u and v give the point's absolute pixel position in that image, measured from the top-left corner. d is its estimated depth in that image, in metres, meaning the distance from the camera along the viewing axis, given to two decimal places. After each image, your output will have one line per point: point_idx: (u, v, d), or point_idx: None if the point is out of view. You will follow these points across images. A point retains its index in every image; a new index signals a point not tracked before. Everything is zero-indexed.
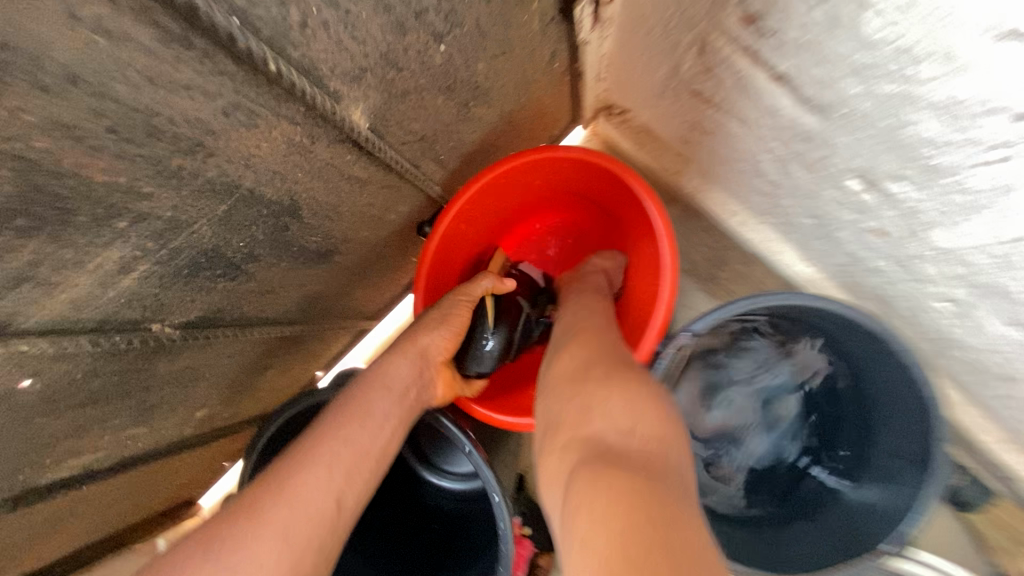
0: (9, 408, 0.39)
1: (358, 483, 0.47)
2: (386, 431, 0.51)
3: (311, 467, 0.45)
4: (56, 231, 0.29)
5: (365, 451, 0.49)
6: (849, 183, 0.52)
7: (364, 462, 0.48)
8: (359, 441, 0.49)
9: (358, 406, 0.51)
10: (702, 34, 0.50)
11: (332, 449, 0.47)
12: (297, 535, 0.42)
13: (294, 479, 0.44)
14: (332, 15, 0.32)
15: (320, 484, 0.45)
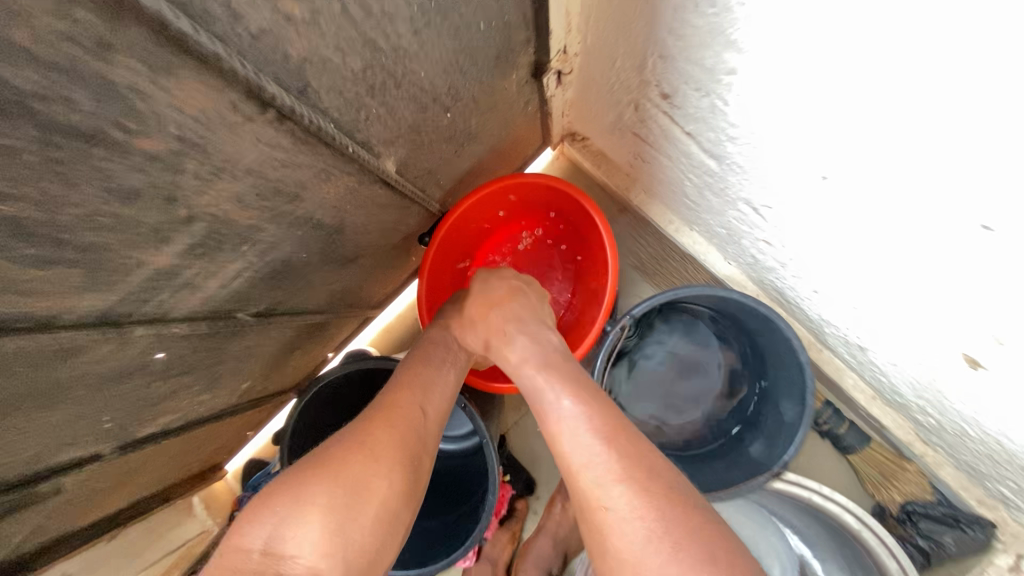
0: (142, 375, 0.55)
1: (437, 406, 0.59)
2: (449, 376, 0.64)
3: (399, 390, 0.58)
4: (210, 254, 0.45)
5: (438, 384, 0.61)
6: (741, 208, 0.71)
7: (440, 392, 0.61)
8: (432, 378, 0.61)
9: (423, 358, 0.64)
10: (636, 99, 0.68)
11: (412, 381, 0.59)
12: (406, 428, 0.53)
13: (392, 398, 0.56)
14: (383, 110, 0.49)
15: (413, 398, 0.57)
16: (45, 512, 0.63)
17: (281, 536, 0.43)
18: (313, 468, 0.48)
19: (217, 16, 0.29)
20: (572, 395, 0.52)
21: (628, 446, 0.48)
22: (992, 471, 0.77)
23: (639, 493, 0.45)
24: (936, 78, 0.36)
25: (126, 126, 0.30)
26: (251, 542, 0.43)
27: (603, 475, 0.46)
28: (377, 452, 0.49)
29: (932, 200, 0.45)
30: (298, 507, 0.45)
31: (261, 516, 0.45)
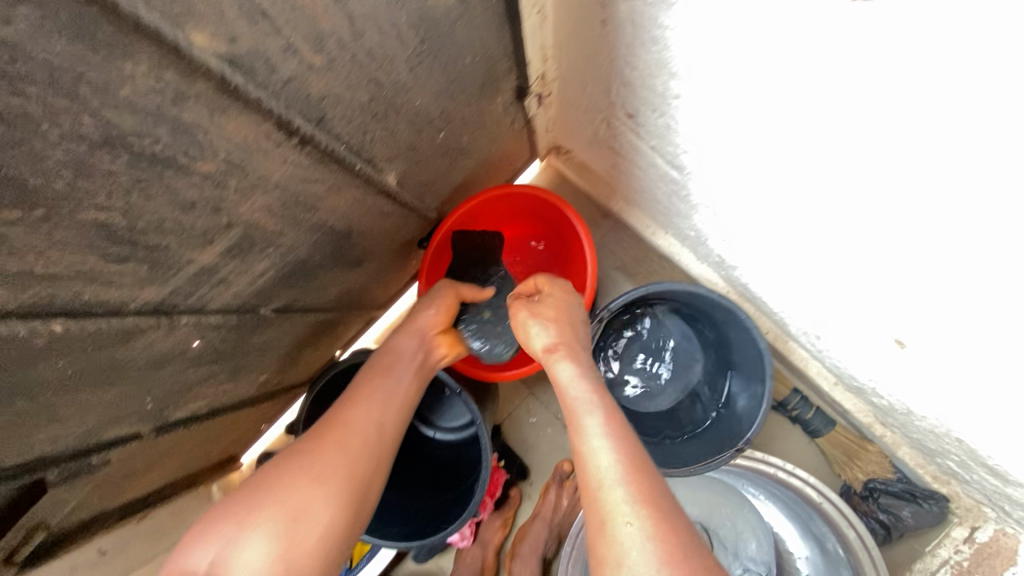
0: (180, 361, 0.64)
1: (391, 420, 0.69)
2: (402, 389, 0.73)
3: (352, 407, 0.67)
4: (243, 255, 0.55)
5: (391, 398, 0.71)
6: (703, 212, 0.80)
7: (394, 408, 0.70)
8: (384, 395, 0.70)
9: (382, 375, 0.73)
10: (608, 117, 0.77)
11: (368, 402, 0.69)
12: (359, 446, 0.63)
13: (344, 417, 0.65)
14: (385, 133, 0.58)
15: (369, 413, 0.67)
16: (93, 485, 0.72)
17: (229, 554, 0.51)
18: (260, 489, 0.56)
19: (260, 70, 0.38)
20: (613, 424, 0.58)
21: (651, 481, 0.53)
22: (938, 447, 0.85)
23: (658, 521, 0.49)
24: (825, 108, 0.46)
25: (191, 153, 0.39)
26: (202, 556, 0.51)
27: (633, 500, 0.51)
28: (320, 471, 0.58)
29: (844, 202, 0.55)
30: (247, 522, 0.53)
31: (213, 534, 0.53)
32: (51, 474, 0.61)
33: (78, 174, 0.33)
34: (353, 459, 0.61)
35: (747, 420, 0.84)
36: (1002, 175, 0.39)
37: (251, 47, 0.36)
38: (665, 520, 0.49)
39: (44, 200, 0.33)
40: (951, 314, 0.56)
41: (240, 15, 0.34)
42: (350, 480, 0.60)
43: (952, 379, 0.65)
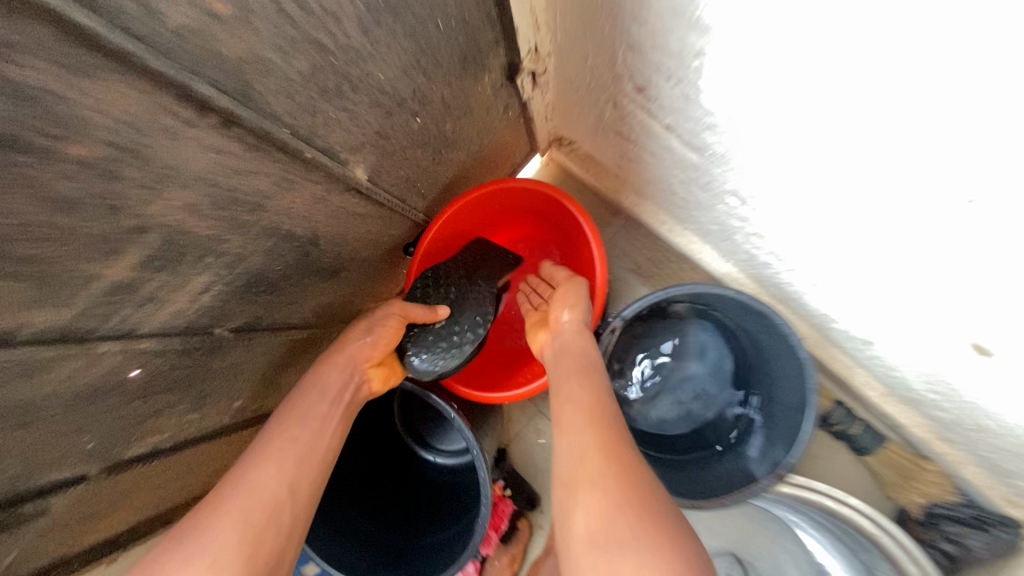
0: (120, 393, 0.55)
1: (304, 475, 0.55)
2: (326, 430, 0.61)
3: (259, 462, 0.54)
4: (172, 267, 0.45)
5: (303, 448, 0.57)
6: (729, 200, 0.69)
7: (310, 459, 0.57)
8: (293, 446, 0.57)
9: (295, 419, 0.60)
10: (614, 96, 0.67)
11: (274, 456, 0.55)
12: (260, 514, 0.49)
13: (253, 471, 0.53)
14: (343, 115, 0.49)
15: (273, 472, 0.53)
16: (36, 535, 0.63)
17: None
18: None
19: (130, 14, 0.28)
20: (586, 406, 0.53)
21: (619, 458, 0.47)
22: (1018, 469, 0.72)
23: (617, 498, 0.43)
24: (894, 55, 0.34)
25: (51, 133, 0.29)
26: None
27: (591, 476, 0.45)
28: (221, 547, 0.46)
29: (915, 178, 0.43)
30: None
31: None
32: None
33: None
34: (249, 534, 0.47)
35: (789, 444, 0.71)
36: None
37: None
38: (626, 497, 0.43)
39: None
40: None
41: None
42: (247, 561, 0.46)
43: None
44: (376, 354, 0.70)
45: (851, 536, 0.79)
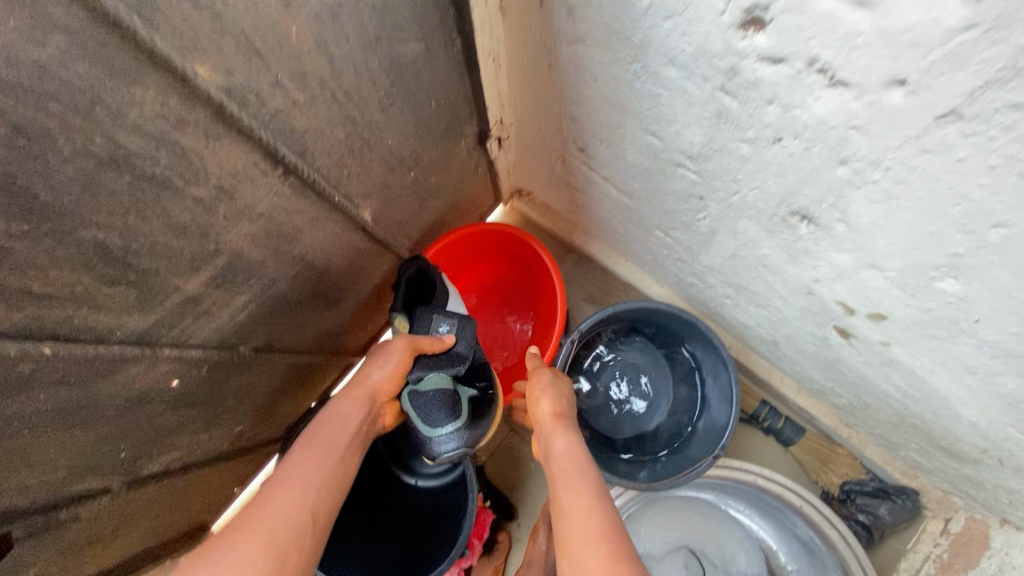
0: (157, 402, 0.63)
1: (328, 503, 0.55)
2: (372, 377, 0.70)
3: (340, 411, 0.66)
4: (226, 285, 0.57)
5: (321, 476, 0.56)
6: (657, 233, 0.86)
7: (332, 483, 0.57)
8: (305, 472, 0.56)
9: (313, 449, 0.59)
10: (562, 155, 0.85)
11: (265, 516, 0.49)
12: (266, 552, 0.46)
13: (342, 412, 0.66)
14: (360, 170, 0.64)
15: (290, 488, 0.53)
16: (53, 557, 0.66)
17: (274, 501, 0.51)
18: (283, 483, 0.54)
19: (250, 102, 0.43)
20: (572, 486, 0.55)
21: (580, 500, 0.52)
22: (900, 440, 0.90)
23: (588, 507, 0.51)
24: (736, 121, 0.51)
25: (185, 177, 0.42)
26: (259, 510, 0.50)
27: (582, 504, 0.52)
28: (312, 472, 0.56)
29: (771, 208, 0.59)
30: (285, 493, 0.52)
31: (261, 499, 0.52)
32: (15, 530, 0.57)
33: (83, 191, 0.36)
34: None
35: (723, 427, 0.88)
36: (901, 162, 0.42)
37: (244, 80, 0.41)
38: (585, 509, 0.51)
39: (45, 213, 0.35)
40: (869, 306, 0.62)
41: (236, 52, 0.39)
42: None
43: (883, 363, 0.71)
44: (393, 380, 0.71)
45: (779, 509, 1.01)
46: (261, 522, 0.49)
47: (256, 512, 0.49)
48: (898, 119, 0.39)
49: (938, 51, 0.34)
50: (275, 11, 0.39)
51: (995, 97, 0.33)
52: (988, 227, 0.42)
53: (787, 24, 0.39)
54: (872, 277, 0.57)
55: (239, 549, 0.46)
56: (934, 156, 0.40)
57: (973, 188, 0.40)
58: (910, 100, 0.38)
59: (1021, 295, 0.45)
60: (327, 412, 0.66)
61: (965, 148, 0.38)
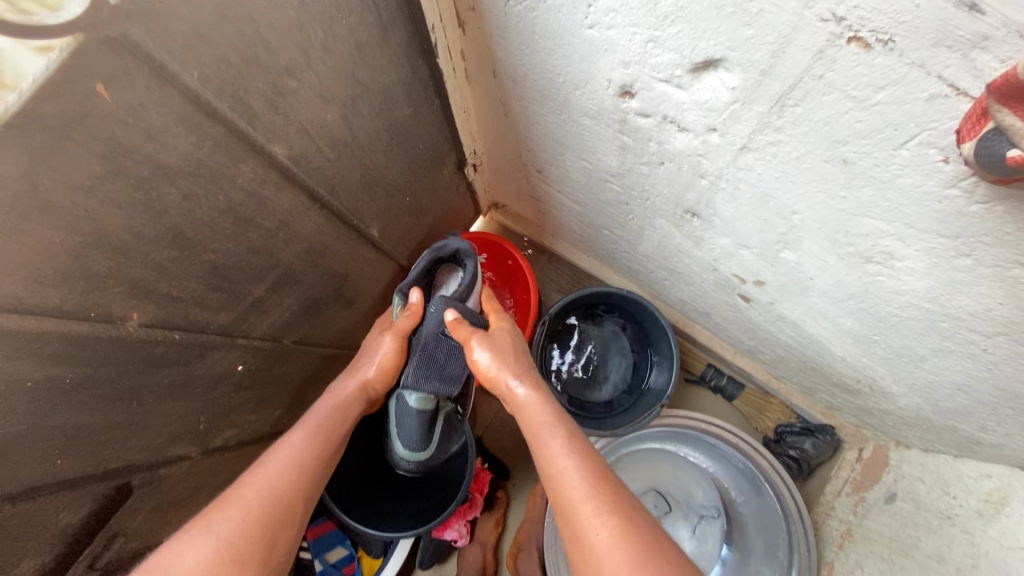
0: (228, 382, 0.84)
1: (309, 483, 0.73)
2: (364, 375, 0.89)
3: (333, 406, 0.84)
4: (279, 290, 0.78)
5: (308, 461, 0.75)
6: (604, 232, 1.08)
7: (315, 464, 0.75)
8: (294, 458, 0.74)
9: (306, 437, 0.77)
10: (525, 175, 1.07)
11: (256, 494, 0.67)
12: (254, 524, 0.65)
13: (334, 409, 0.84)
14: (369, 199, 0.85)
15: (277, 474, 0.71)
16: (152, 510, 0.85)
17: (263, 485, 0.69)
18: (273, 467, 0.72)
19: (301, 163, 0.64)
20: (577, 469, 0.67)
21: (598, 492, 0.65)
22: (812, 384, 1.12)
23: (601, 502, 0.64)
24: (633, 151, 0.73)
25: (262, 216, 0.64)
26: (250, 491, 0.67)
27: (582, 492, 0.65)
28: (299, 461, 0.74)
29: (671, 208, 0.82)
30: (272, 479, 0.70)
31: (255, 478, 0.69)
32: (132, 479, 0.77)
33: (208, 230, 0.58)
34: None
35: (668, 383, 1.11)
36: (732, 176, 0.65)
37: (299, 150, 0.63)
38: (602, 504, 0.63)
39: (188, 245, 0.57)
40: (752, 275, 0.84)
41: (296, 135, 0.61)
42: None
43: (776, 319, 0.93)
44: (384, 373, 0.91)
45: (722, 448, 1.24)
46: (252, 500, 0.67)
47: (251, 489, 0.68)
48: (721, 150, 0.62)
49: (725, 114, 0.56)
50: (319, 106, 0.61)
51: (762, 138, 0.56)
52: (791, 214, 0.65)
53: (645, 95, 0.61)
54: (746, 254, 0.80)
55: (234, 522, 0.64)
56: (746, 171, 0.62)
57: (774, 190, 0.62)
58: (722, 140, 0.60)
59: (826, 258, 0.68)
60: (322, 403, 0.84)
61: (760, 166, 0.60)
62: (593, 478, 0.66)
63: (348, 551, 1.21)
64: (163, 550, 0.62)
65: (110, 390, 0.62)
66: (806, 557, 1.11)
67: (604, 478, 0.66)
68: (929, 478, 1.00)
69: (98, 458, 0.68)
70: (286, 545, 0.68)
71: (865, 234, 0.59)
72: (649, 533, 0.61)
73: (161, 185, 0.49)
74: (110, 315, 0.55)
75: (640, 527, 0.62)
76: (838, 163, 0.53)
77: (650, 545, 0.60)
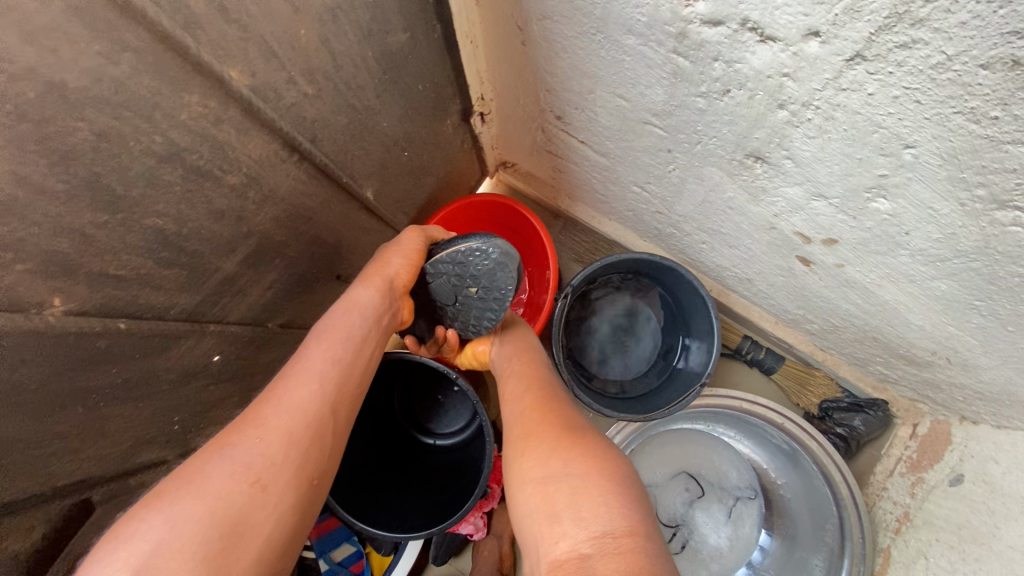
0: (204, 376, 0.70)
1: (340, 397, 0.61)
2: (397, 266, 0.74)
3: (365, 296, 0.70)
4: (256, 266, 0.64)
5: (337, 376, 0.61)
6: (634, 189, 0.93)
7: (346, 382, 0.62)
8: (317, 374, 0.60)
9: (330, 341, 0.64)
10: (542, 124, 0.91)
11: (277, 411, 0.56)
12: (282, 446, 0.54)
13: (365, 301, 0.70)
14: (361, 153, 0.70)
15: (303, 387, 0.58)
16: None
17: (285, 401, 0.57)
18: (292, 377, 0.59)
19: (270, 98, 0.50)
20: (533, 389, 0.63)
21: (552, 410, 0.58)
22: (867, 356, 1.00)
23: (549, 417, 0.57)
24: (691, 77, 0.58)
25: (223, 169, 0.50)
26: (274, 411, 0.55)
27: (525, 408, 0.60)
28: (330, 367, 0.62)
29: (729, 152, 0.67)
30: (293, 390, 0.58)
31: (274, 395, 0.57)
32: (94, 495, 0.62)
33: (146, 184, 0.45)
34: (233, 514, 0.48)
35: (707, 359, 0.98)
36: (827, 100, 0.50)
37: (265, 79, 0.48)
38: (549, 419, 0.57)
39: (118, 204, 0.44)
40: (822, 232, 0.71)
41: (259, 55, 0.46)
42: (276, 532, 0.50)
43: (842, 285, 0.80)
44: (411, 271, 0.76)
45: (762, 427, 1.12)
46: (274, 420, 0.55)
47: (271, 406, 0.56)
48: (818, 65, 0.47)
49: (837, 8, 0.41)
50: (287, 16, 0.46)
51: (887, 39, 0.41)
52: (903, 148, 0.50)
53: None
54: (821, 207, 0.66)
55: (256, 446, 0.52)
56: (849, 93, 0.48)
57: (884, 117, 0.48)
58: (823, 48, 0.45)
59: (935, 205, 0.54)
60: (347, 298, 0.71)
61: (872, 84, 0.46)
62: (543, 398, 0.61)
63: (355, 548, 1.10)
64: (169, 481, 0.50)
65: (40, 397, 0.48)
66: (859, 544, 1.00)
67: (566, 407, 0.59)
68: (1004, 458, 0.87)
69: (44, 476, 0.54)
70: (320, 470, 0.56)
71: (1009, 168, 0.45)
72: (613, 457, 0.51)
73: (63, 116, 0.37)
74: (20, 300, 0.42)
75: (596, 442, 0.53)
76: (1001, 67, 0.38)
77: (604, 456, 0.51)
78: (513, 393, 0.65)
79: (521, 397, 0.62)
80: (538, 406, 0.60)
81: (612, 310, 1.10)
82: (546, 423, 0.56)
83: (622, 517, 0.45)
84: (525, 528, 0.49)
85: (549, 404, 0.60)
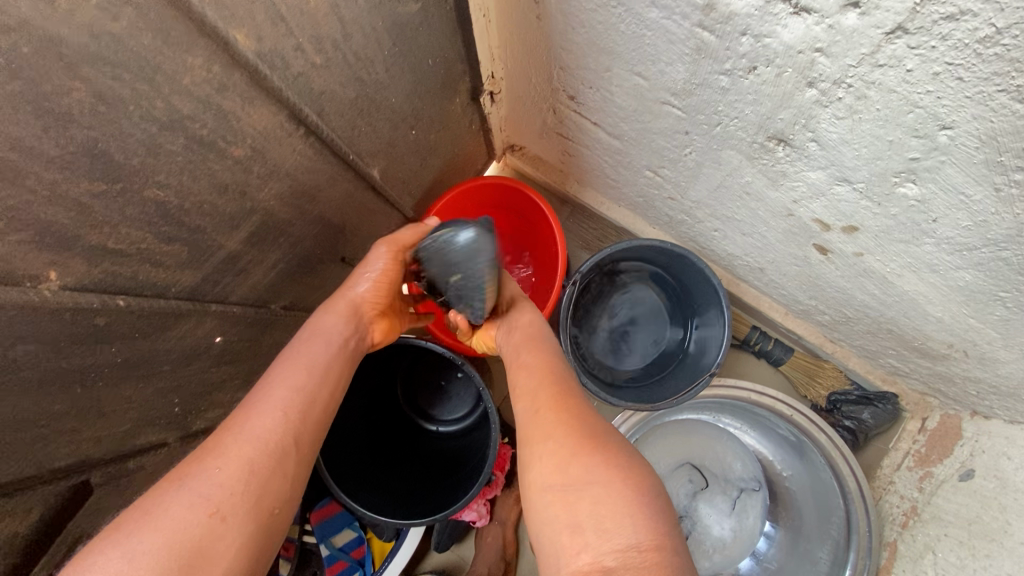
0: (206, 357, 0.68)
1: (308, 417, 0.58)
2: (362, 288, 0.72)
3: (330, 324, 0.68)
4: (260, 244, 0.62)
5: (303, 399, 0.59)
6: (646, 174, 0.91)
7: (314, 404, 0.59)
8: (281, 397, 0.57)
9: (295, 364, 0.62)
10: (553, 105, 0.88)
11: (237, 437, 0.53)
12: (241, 473, 0.51)
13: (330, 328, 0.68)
14: (369, 129, 0.68)
15: (265, 410, 0.56)
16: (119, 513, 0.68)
17: (246, 427, 0.54)
18: (254, 401, 0.57)
19: (276, 65, 0.47)
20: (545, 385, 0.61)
21: (569, 408, 0.56)
22: (879, 348, 0.98)
23: (566, 416, 0.55)
24: (716, 52, 0.56)
25: (227, 139, 0.48)
26: (233, 438, 0.53)
27: (539, 405, 0.58)
28: (294, 389, 0.59)
29: (751, 134, 0.65)
30: (253, 415, 0.55)
31: (233, 422, 0.55)
32: (93, 476, 0.60)
33: (147, 153, 0.43)
34: (191, 549, 0.46)
35: (716, 349, 0.97)
36: (862, 77, 0.48)
37: (272, 45, 0.46)
38: (568, 418, 0.55)
39: (116, 173, 0.42)
40: (844, 219, 0.69)
41: (267, 18, 0.43)
42: (241, 563, 0.48)
43: (860, 274, 0.78)
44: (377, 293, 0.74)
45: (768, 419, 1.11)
46: (233, 447, 0.52)
47: (230, 434, 0.53)
48: (854, 38, 0.45)
49: None
50: None
51: (932, 10, 0.39)
52: (938, 129, 0.48)
53: None
54: (844, 192, 0.64)
55: (213, 476, 0.50)
56: (886, 69, 0.46)
57: (921, 95, 0.46)
58: (862, 20, 0.43)
59: (968, 191, 0.52)
60: (313, 323, 0.68)
61: (912, 59, 0.44)
62: (556, 396, 0.59)
63: (356, 534, 1.09)
64: (127, 515, 0.48)
65: (34, 375, 0.46)
66: (865, 536, 0.99)
67: (585, 405, 0.58)
68: (1017, 454, 0.85)
69: (39, 457, 0.52)
70: (283, 498, 0.53)
71: None
72: (640, 462, 0.50)
73: (58, 75, 0.34)
74: (15, 272, 0.40)
75: (618, 445, 0.52)
76: None
77: (631, 459, 0.50)
78: (525, 388, 0.63)
79: (532, 395, 0.60)
80: (552, 404, 0.58)
81: (621, 298, 1.08)
82: (564, 424, 0.54)
83: (650, 527, 0.45)
84: (543, 538, 0.48)
85: (566, 401, 0.58)
